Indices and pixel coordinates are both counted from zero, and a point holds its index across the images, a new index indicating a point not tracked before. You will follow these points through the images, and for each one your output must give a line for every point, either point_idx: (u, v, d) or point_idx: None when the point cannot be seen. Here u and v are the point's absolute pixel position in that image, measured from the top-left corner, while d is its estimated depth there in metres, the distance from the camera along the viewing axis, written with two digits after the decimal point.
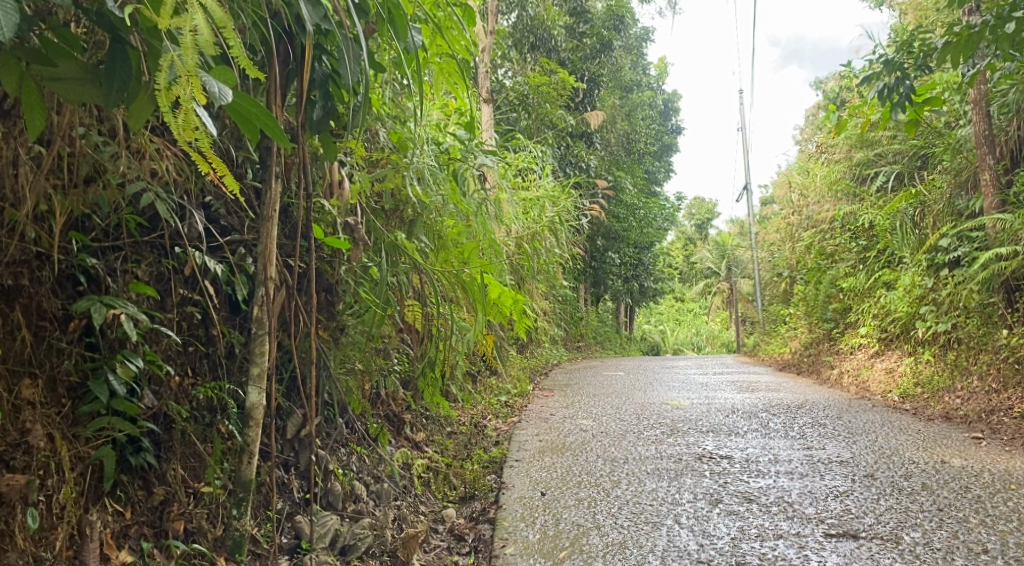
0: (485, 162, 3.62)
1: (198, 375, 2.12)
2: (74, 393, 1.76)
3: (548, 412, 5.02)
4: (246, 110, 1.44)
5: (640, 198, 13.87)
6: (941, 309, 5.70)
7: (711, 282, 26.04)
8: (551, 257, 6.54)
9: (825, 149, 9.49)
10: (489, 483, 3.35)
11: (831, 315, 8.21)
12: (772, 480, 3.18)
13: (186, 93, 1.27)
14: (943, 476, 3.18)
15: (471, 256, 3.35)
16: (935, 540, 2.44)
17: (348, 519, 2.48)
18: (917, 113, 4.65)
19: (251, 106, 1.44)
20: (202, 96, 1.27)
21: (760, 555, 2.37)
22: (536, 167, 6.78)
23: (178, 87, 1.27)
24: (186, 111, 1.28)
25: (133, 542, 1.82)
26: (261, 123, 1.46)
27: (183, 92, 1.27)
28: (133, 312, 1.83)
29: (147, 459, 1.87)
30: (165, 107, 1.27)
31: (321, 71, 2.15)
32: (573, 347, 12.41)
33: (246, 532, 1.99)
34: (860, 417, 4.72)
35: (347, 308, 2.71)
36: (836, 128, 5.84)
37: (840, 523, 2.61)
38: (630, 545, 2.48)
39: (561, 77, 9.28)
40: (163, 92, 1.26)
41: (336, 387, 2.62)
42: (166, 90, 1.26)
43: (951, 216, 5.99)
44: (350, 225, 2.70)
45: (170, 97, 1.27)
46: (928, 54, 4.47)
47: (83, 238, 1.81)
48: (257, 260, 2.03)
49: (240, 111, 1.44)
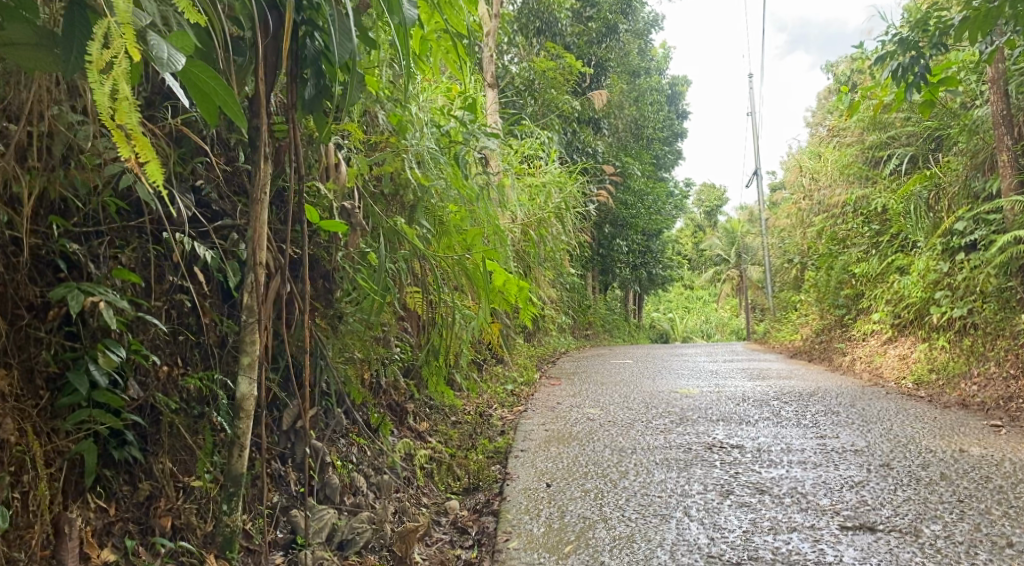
0: (487, 145, 3.51)
1: (188, 365, 2.05)
2: (53, 385, 1.68)
3: (554, 401, 4.94)
4: (205, 84, 1.37)
5: (648, 184, 13.73)
6: (957, 294, 5.59)
7: (720, 270, 25.90)
8: (558, 244, 6.45)
9: (837, 133, 9.32)
10: (494, 473, 3.28)
11: (844, 300, 8.11)
12: (784, 470, 3.09)
13: (120, 60, 1.16)
14: (963, 465, 3.08)
15: (475, 242, 3.23)
16: (956, 533, 2.34)
17: (346, 512, 2.40)
18: (933, 93, 4.51)
19: (208, 79, 1.36)
20: (133, 57, 1.16)
21: (774, 549, 2.28)
22: (542, 153, 6.67)
23: (110, 54, 1.16)
24: (118, 83, 1.16)
25: (117, 540, 1.75)
26: (220, 100, 1.38)
27: (119, 62, 1.17)
28: (114, 299, 1.74)
29: (132, 452, 1.79)
30: (95, 80, 1.14)
31: (313, 48, 2.08)
32: (581, 336, 12.36)
33: (238, 528, 1.92)
34: (874, 405, 4.63)
35: (345, 295, 2.63)
36: (848, 110, 5.70)
37: (856, 516, 2.51)
38: (638, 539, 2.39)
39: (568, 61, 9.14)
40: (93, 63, 1.15)
41: (334, 376, 2.54)
42: (98, 60, 1.15)
43: (967, 198, 5.84)
44: (348, 209, 2.61)
45: (100, 68, 1.15)
46: (945, 31, 4.34)
47: (63, 222, 1.74)
48: (248, 245, 1.94)
49: (195, 81, 1.37)
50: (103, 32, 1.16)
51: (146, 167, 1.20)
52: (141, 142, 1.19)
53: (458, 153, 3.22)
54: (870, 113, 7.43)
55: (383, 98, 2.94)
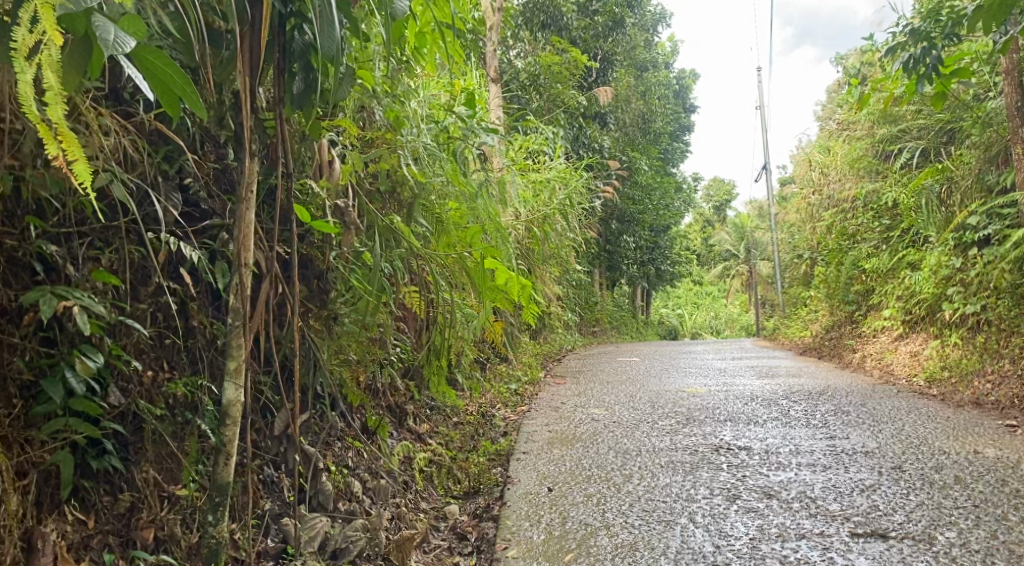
0: (488, 141, 3.42)
1: (175, 369, 1.99)
2: (26, 392, 1.62)
3: (559, 401, 4.86)
4: (161, 70, 1.30)
5: (654, 179, 13.61)
6: (970, 290, 5.48)
7: (730, 266, 25.75)
8: (563, 241, 6.36)
9: (847, 127, 9.19)
10: (495, 477, 3.21)
11: (854, 296, 8.00)
12: (793, 473, 3.00)
13: (46, 46, 1.13)
14: (977, 467, 2.99)
15: (475, 239, 3.16)
16: (972, 541, 2.25)
17: (339, 520, 2.34)
18: (945, 85, 4.39)
19: (163, 66, 1.29)
20: (57, 41, 1.12)
21: (781, 558, 2.20)
22: (547, 149, 6.56)
23: (33, 38, 1.12)
24: (44, 71, 1.13)
25: (96, 553, 1.69)
26: (179, 90, 1.32)
27: (47, 49, 1.14)
28: (91, 304, 1.68)
29: (111, 462, 1.74)
30: (19, 67, 1.10)
31: (302, 42, 2.01)
32: (588, 332, 12.31)
33: (224, 539, 1.84)
34: (885, 404, 4.54)
35: (339, 296, 2.55)
36: (858, 104, 5.58)
37: (867, 522, 2.43)
38: (640, 547, 2.32)
39: (574, 55, 9.02)
40: (18, 50, 1.11)
41: (329, 379, 2.48)
42: (22, 45, 1.10)
43: (980, 192, 5.72)
44: (342, 207, 2.53)
45: (25, 54, 1.11)
46: (957, 21, 4.23)
47: (40, 222, 1.68)
48: (234, 246, 1.88)
49: (152, 68, 1.30)
50: (27, 16, 1.12)
51: (73, 163, 1.16)
52: (67, 136, 1.15)
53: (457, 149, 3.14)
54: (880, 105, 7.29)
55: (379, 94, 2.86)
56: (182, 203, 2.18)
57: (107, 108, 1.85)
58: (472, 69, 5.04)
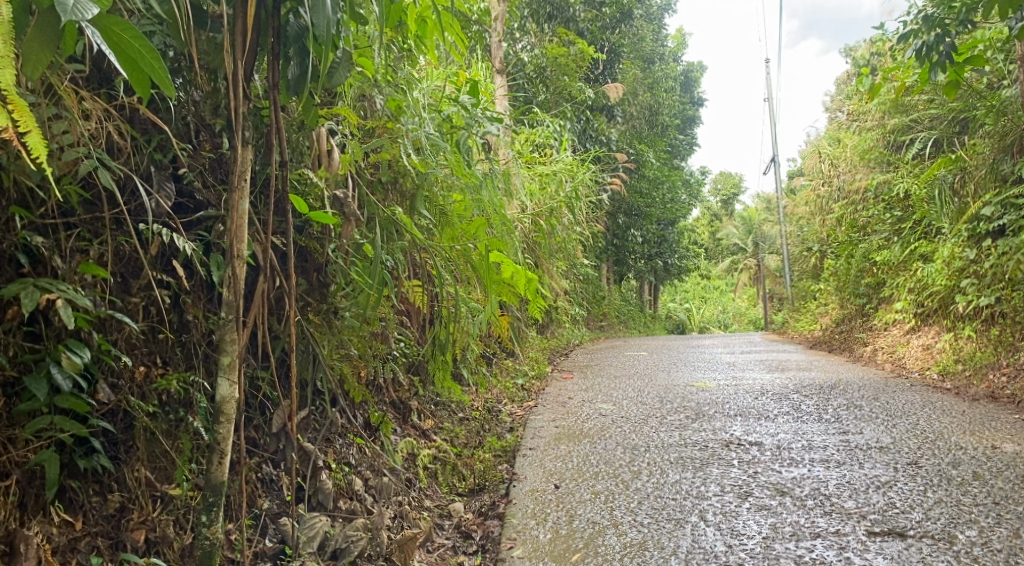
0: (491, 130, 3.32)
1: (168, 365, 1.94)
2: (10, 389, 1.56)
3: (566, 396, 4.80)
4: (129, 44, 1.26)
5: (662, 172, 13.47)
6: (984, 282, 5.40)
7: (739, 260, 25.65)
8: (571, 235, 6.29)
9: (857, 117, 9.07)
10: (501, 473, 3.14)
11: (864, 290, 7.90)
12: (806, 469, 2.93)
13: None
14: (996, 463, 2.91)
15: (479, 232, 3.02)
16: (994, 540, 2.17)
17: (340, 520, 2.28)
18: (959, 73, 4.29)
19: (130, 37, 1.25)
20: None
21: (796, 558, 2.13)
22: (553, 141, 6.49)
23: None
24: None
25: (83, 556, 1.64)
26: (147, 66, 1.27)
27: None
28: (75, 297, 1.62)
29: (100, 461, 1.69)
30: None
31: (297, 25, 1.95)
32: (596, 327, 12.26)
33: (217, 540, 1.78)
34: (899, 398, 4.45)
35: (339, 289, 2.49)
36: (868, 94, 5.48)
37: (884, 520, 2.35)
38: (650, 546, 2.25)
39: (581, 47, 8.91)
40: None
41: (329, 374, 2.42)
42: None
43: (995, 181, 5.55)
44: (342, 198, 2.46)
45: None
46: (971, 8, 4.13)
47: (23, 214, 1.62)
48: (227, 237, 1.82)
49: (118, 43, 1.26)
50: None
51: (28, 138, 1.14)
52: (19, 105, 1.12)
53: (460, 138, 3.07)
54: (892, 95, 7.17)
55: (381, 82, 2.79)
56: (176, 195, 2.13)
57: (91, 92, 1.79)
58: (476, 60, 4.96)
